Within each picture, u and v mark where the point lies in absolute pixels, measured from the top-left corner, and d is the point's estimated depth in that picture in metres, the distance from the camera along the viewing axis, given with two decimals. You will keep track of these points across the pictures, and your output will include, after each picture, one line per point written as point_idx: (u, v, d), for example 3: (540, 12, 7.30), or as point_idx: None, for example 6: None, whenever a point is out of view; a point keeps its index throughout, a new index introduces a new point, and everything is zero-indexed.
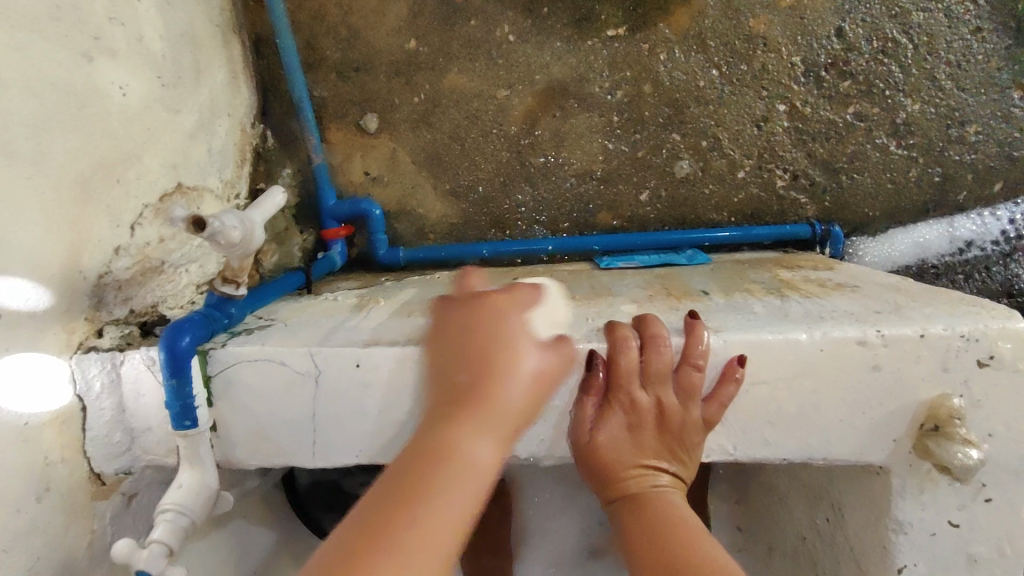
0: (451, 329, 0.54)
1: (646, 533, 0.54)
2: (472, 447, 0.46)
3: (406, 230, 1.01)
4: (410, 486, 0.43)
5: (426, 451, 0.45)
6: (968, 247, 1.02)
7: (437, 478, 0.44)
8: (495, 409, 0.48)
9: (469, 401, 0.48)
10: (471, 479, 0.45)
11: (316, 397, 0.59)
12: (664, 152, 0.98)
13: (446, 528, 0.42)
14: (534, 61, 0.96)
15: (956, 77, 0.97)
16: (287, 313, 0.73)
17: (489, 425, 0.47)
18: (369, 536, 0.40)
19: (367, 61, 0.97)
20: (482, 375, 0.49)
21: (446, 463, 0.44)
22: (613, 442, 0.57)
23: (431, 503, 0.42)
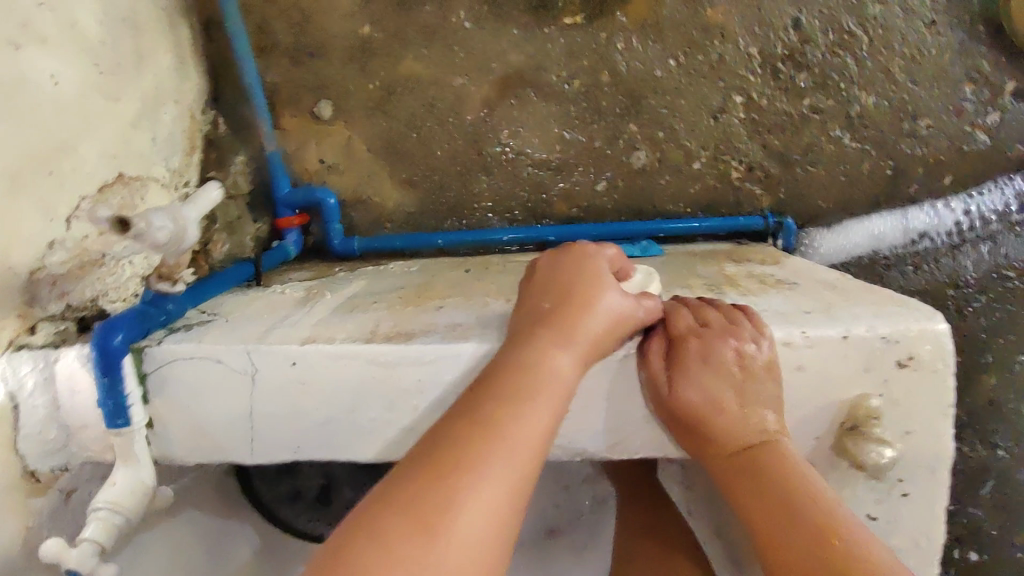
0: (545, 266, 0.60)
1: (762, 482, 0.54)
2: (559, 362, 0.52)
3: (362, 219, 1.00)
4: (499, 395, 0.50)
5: (519, 360, 0.52)
6: (920, 238, 1.04)
7: (522, 391, 0.50)
8: (581, 333, 0.54)
9: (551, 326, 0.54)
10: (558, 390, 0.51)
11: (255, 395, 0.59)
12: (621, 142, 0.98)
13: (538, 428, 0.49)
14: (489, 48, 0.95)
15: (909, 70, 0.98)
16: (231, 306, 0.73)
17: (574, 347, 0.53)
18: (471, 429, 0.47)
19: (319, 47, 0.95)
20: (573, 303, 0.55)
21: (536, 372, 0.51)
22: (696, 390, 0.56)
23: (526, 408, 0.49)
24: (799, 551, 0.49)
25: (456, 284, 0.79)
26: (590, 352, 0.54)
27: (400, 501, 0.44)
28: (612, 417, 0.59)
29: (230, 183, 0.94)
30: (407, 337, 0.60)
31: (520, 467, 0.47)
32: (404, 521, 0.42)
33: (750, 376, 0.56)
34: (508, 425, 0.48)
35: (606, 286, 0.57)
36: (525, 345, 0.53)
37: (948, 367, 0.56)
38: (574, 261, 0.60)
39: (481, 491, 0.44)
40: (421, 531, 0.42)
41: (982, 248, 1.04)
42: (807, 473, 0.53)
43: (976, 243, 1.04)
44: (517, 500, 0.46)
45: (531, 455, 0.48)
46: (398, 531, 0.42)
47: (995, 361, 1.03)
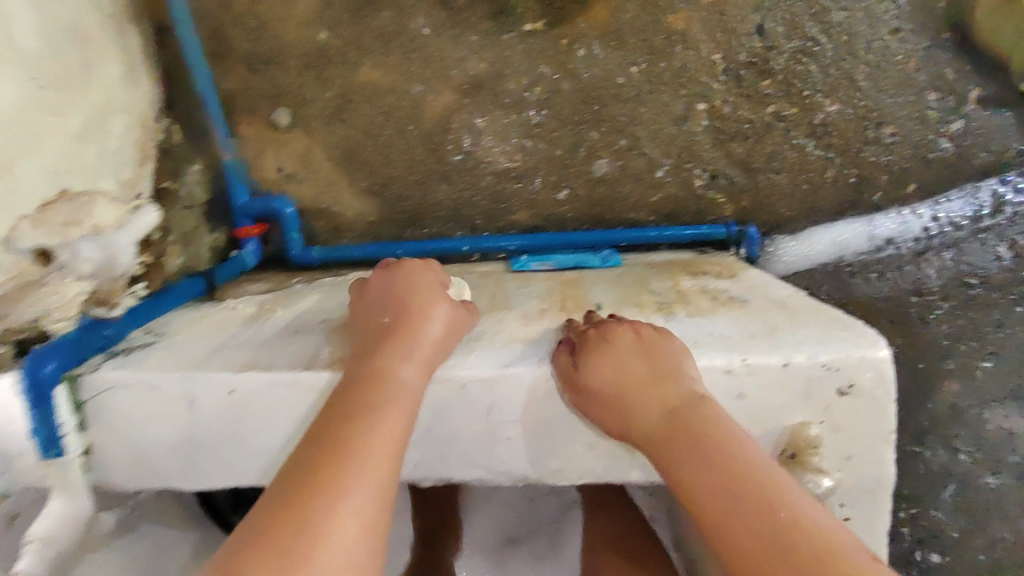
0: (372, 290, 0.65)
1: (696, 459, 0.50)
2: (401, 373, 0.55)
3: (323, 227, 1.00)
4: (351, 405, 0.52)
5: (360, 380, 0.54)
6: (886, 245, 1.04)
7: (373, 398, 0.53)
8: (417, 342, 0.57)
9: (390, 336, 0.58)
10: (405, 397, 0.54)
11: (193, 423, 0.59)
12: (583, 150, 0.98)
13: (388, 435, 0.51)
14: (449, 55, 0.94)
15: (873, 77, 0.97)
16: (179, 326, 0.72)
17: (415, 356, 0.56)
18: (326, 445, 0.50)
19: (276, 54, 0.94)
20: (404, 320, 0.59)
21: (381, 386, 0.54)
22: (607, 368, 0.56)
23: (374, 421, 0.51)
24: (736, 529, 0.45)
25: None
26: (432, 357, 0.58)
27: (260, 529, 0.45)
28: (556, 448, 0.60)
29: (185, 193, 0.92)
30: (347, 363, 0.59)
31: (379, 473, 0.49)
32: (261, 546, 0.44)
33: (656, 352, 0.57)
34: (356, 439, 0.50)
35: (434, 300, 0.62)
36: (368, 364, 0.56)
37: (888, 394, 0.56)
38: (409, 281, 0.64)
39: (338, 502, 0.46)
40: (277, 551, 0.43)
41: (946, 255, 1.04)
42: (737, 441, 0.50)
43: (940, 250, 1.04)
44: (376, 504, 0.48)
45: (385, 461, 0.50)
46: (257, 556, 0.43)
47: (958, 366, 1.04)
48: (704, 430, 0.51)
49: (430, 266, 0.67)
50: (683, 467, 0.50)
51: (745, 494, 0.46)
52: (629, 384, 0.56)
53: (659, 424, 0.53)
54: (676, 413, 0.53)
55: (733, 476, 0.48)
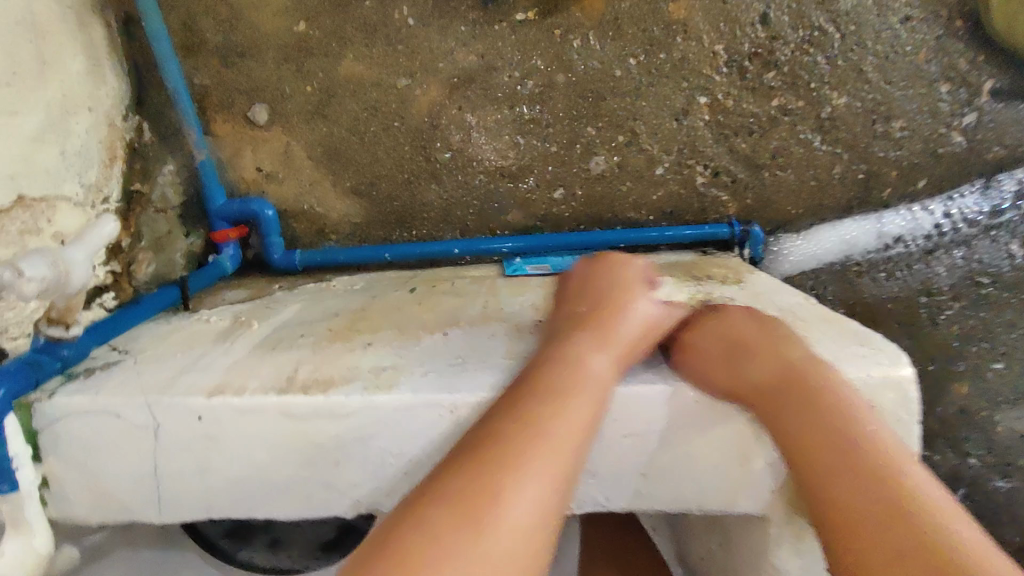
0: (576, 289, 0.63)
1: (813, 417, 0.49)
2: (596, 362, 0.52)
3: (305, 230, 0.95)
4: (538, 380, 0.50)
5: (557, 362, 0.52)
6: (894, 243, 1.00)
7: (557, 378, 0.50)
8: (614, 338, 0.55)
9: (584, 324, 0.57)
10: (598, 386, 0.51)
11: (158, 453, 0.54)
12: (580, 147, 0.93)
13: (579, 421, 0.48)
14: (436, 47, 0.88)
15: (883, 69, 0.92)
16: (148, 342, 0.67)
17: (608, 347, 0.54)
18: (512, 416, 0.47)
19: (252, 46, 0.88)
20: (606, 314, 0.58)
21: (572, 369, 0.51)
22: (717, 339, 0.57)
23: (568, 402, 0.48)
24: (851, 487, 0.45)
25: (395, 308, 0.74)
26: (627, 354, 0.55)
27: (442, 495, 0.42)
28: None
29: (158, 195, 0.86)
30: (326, 386, 0.55)
31: (557, 452, 0.45)
32: (454, 510, 0.41)
33: (772, 329, 0.57)
34: (549, 418, 0.47)
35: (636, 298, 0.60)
36: (563, 348, 0.54)
37: (911, 416, 0.53)
38: (611, 275, 0.63)
39: (520, 476, 0.43)
40: (470, 516, 0.40)
41: (956, 253, 1.00)
42: (860, 414, 0.49)
43: (950, 248, 1.00)
44: (561, 489, 0.45)
45: (574, 445, 0.46)
46: (444, 520, 0.40)
47: (970, 368, 0.99)
48: (826, 394, 0.50)
49: (634, 261, 0.66)
50: (801, 424, 0.49)
51: (867, 457, 0.46)
52: (749, 347, 0.55)
53: (778, 381, 0.52)
54: (803, 376, 0.51)
55: (847, 442, 0.47)
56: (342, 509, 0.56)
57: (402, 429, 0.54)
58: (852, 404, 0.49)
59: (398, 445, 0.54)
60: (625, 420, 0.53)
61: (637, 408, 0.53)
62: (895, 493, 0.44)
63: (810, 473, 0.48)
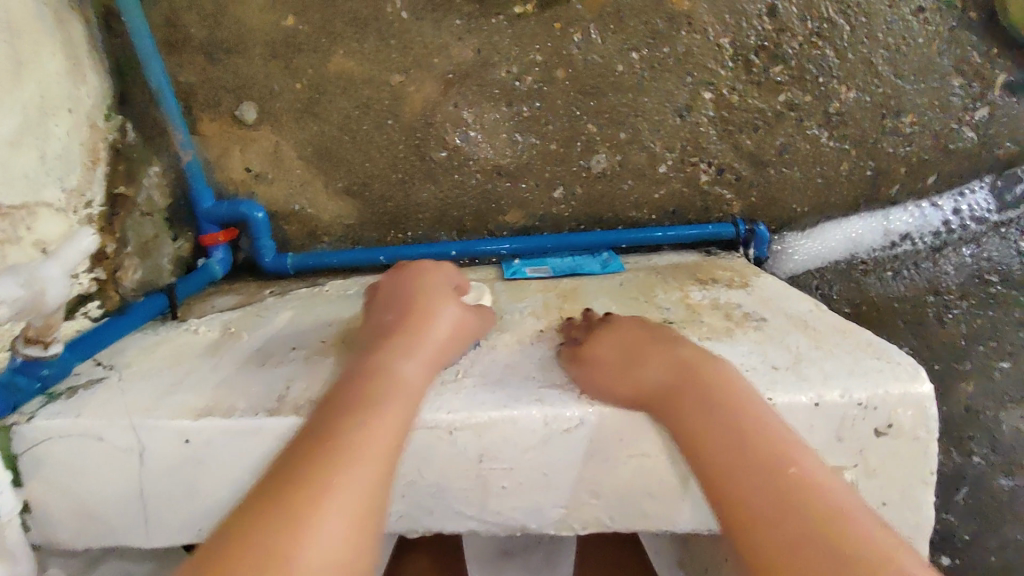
0: (385, 293, 0.62)
1: (710, 417, 0.49)
2: (404, 370, 0.52)
3: (297, 231, 0.92)
4: (347, 393, 0.49)
5: (358, 377, 0.51)
6: (901, 240, 0.98)
7: (370, 392, 0.49)
8: (423, 342, 0.54)
9: (395, 334, 0.55)
10: (407, 396, 0.50)
11: (144, 477, 0.52)
12: (579, 145, 0.90)
13: (393, 431, 0.47)
14: (430, 41, 0.85)
15: (893, 62, 0.89)
16: (134, 355, 0.64)
17: (416, 354, 0.53)
18: (320, 434, 0.46)
19: (238, 42, 0.84)
20: (409, 319, 0.56)
21: (380, 382, 0.50)
22: (614, 344, 0.56)
23: (375, 413, 0.47)
24: (757, 481, 0.45)
25: None
26: (436, 360, 0.55)
27: (272, 510, 0.41)
28: (565, 491, 0.53)
29: (144, 198, 0.83)
30: (320, 405, 0.52)
31: (369, 466, 0.44)
32: (260, 530, 0.40)
33: (664, 332, 0.57)
34: (356, 430, 0.46)
35: (441, 300, 0.59)
36: (366, 361, 0.52)
37: (929, 434, 0.51)
38: (412, 282, 0.62)
39: (334, 491, 0.42)
40: (292, 531, 0.40)
41: (964, 250, 0.98)
42: (743, 406, 0.49)
43: (958, 246, 0.98)
44: (372, 507, 0.43)
45: (383, 458, 0.46)
46: (265, 539, 0.39)
47: None
48: (716, 390, 0.50)
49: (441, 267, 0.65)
50: (701, 424, 0.49)
51: (752, 452, 0.46)
52: (641, 349, 0.55)
53: (666, 385, 0.51)
54: (676, 381, 0.51)
55: (743, 434, 0.47)
56: None
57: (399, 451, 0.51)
58: (747, 397, 0.50)
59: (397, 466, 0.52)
60: (631, 439, 0.52)
61: (627, 426, 0.51)
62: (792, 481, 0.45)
63: (712, 472, 0.48)
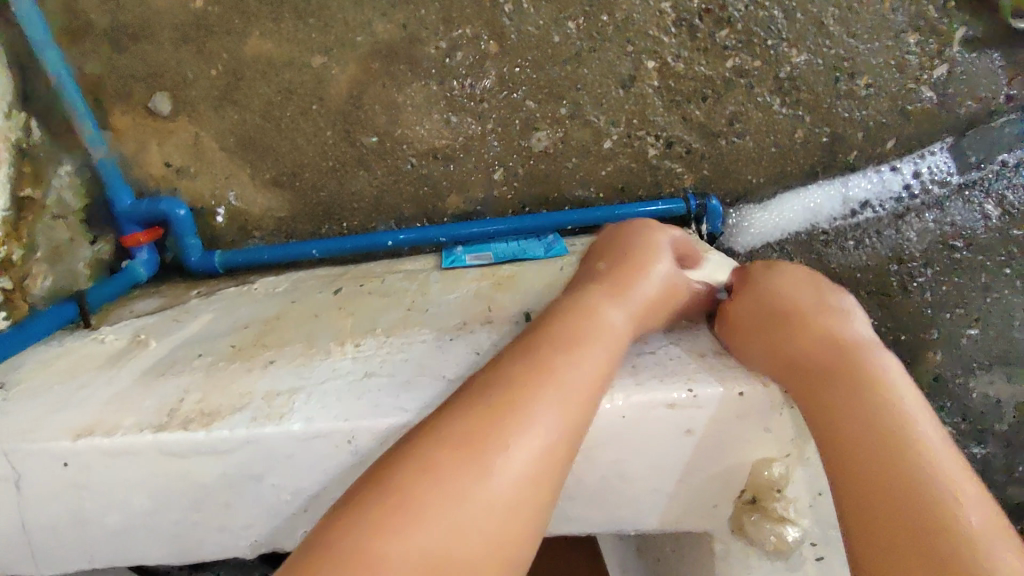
0: (603, 242, 0.58)
1: (854, 419, 0.44)
2: (612, 316, 0.49)
3: (226, 227, 0.88)
4: (534, 339, 0.46)
5: (572, 313, 0.49)
6: (862, 208, 0.93)
7: (570, 334, 0.46)
8: (634, 294, 0.51)
9: (617, 278, 0.53)
10: (612, 341, 0.48)
11: (25, 504, 0.48)
12: (518, 123, 0.85)
13: (592, 376, 0.45)
14: (351, 18, 0.80)
15: (845, 21, 0.85)
16: (29, 367, 0.60)
17: (625, 302, 0.51)
18: (530, 369, 0.44)
19: (144, 27, 0.80)
20: (625, 264, 0.53)
21: (587, 324, 0.48)
22: (760, 311, 0.52)
23: (577, 356, 0.45)
24: (883, 495, 0.41)
25: (311, 316, 0.67)
26: (642, 315, 0.51)
27: (451, 443, 0.40)
28: None
29: (54, 200, 0.78)
30: (210, 418, 0.49)
31: (565, 418, 0.42)
32: (455, 465, 0.39)
33: (825, 303, 0.52)
34: (564, 370, 0.44)
35: (658, 254, 0.55)
36: (577, 300, 0.50)
37: None
38: (637, 232, 0.57)
39: (525, 433, 0.40)
40: (480, 471, 0.39)
41: (927, 216, 0.92)
42: (910, 412, 0.43)
43: (921, 211, 0.92)
44: (551, 472, 0.41)
45: (581, 400, 0.43)
46: (446, 467, 0.38)
47: (941, 337, 0.91)
48: (867, 386, 0.45)
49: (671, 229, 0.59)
50: (842, 418, 0.44)
51: (902, 464, 0.41)
52: (791, 321, 0.50)
53: (813, 361, 0.47)
54: (837, 365, 0.46)
55: (888, 440, 0.42)
56: (241, 552, 0.51)
57: (295, 463, 0.47)
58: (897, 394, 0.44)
59: (296, 482, 0.48)
60: None
61: None
62: (940, 513, 0.39)
63: (849, 473, 0.43)
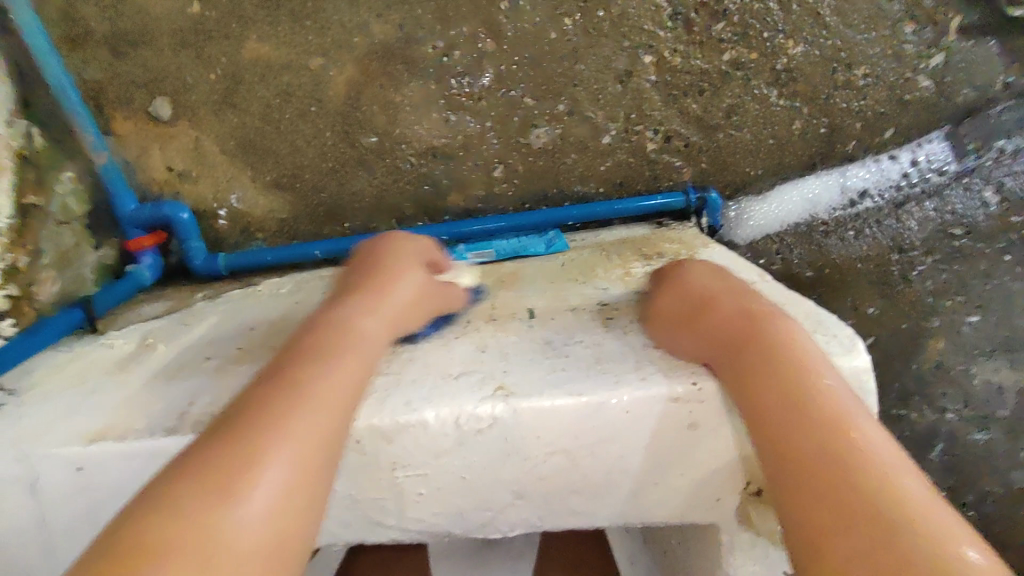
0: (358, 256, 0.57)
1: (761, 394, 0.44)
2: (365, 323, 0.49)
3: (230, 230, 0.89)
4: (299, 346, 0.45)
5: (322, 324, 0.47)
6: (861, 198, 0.93)
7: (323, 343, 0.45)
8: (387, 300, 0.52)
9: (363, 289, 0.52)
10: (364, 349, 0.47)
11: (42, 508, 0.49)
12: (517, 121, 0.85)
13: (354, 378, 0.44)
14: (348, 19, 0.80)
15: (841, 11, 0.85)
16: (42, 372, 0.61)
17: (379, 310, 0.50)
18: (276, 380, 0.41)
19: (143, 32, 0.80)
20: (375, 277, 0.53)
21: (342, 332, 0.46)
22: (680, 298, 0.53)
23: (336, 361, 0.44)
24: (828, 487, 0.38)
25: None
26: (397, 321, 0.52)
27: (203, 456, 0.36)
28: (484, 492, 0.50)
29: (58, 206, 0.78)
30: None
31: (326, 416, 0.41)
32: (202, 477, 0.35)
33: (733, 284, 0.53)
34: (316, 376, 0.42)
35: (408, 266, 0.56)
36: (324, 312, 0.49)
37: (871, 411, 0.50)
38: (391, 246, 0.58)
39: (288, 436, 0.38)
40: (226, 482, 0.35)
41: (927, 205, 0.92)
42: (817, 368, 0.44)
43: (920, 200, 0.93)
44: (313, 479, 0.39)
45: (344, 404, 0.42)
46: (194, 487, 0.34)
47: (943, 324, 0.91)
48: (779, 349, 0.45)
49: (417, 240, 0.61)
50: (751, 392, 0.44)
51: (825, 443, 0.40)
52: (705, 309, 0.50)
53: (728, 342, 0.47)
54: (751, 334, 0.46)
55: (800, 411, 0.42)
56: None
57: None
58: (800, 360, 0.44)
59: None
60: (551, 437, 0.47)
61: (546, 425, 0.47)
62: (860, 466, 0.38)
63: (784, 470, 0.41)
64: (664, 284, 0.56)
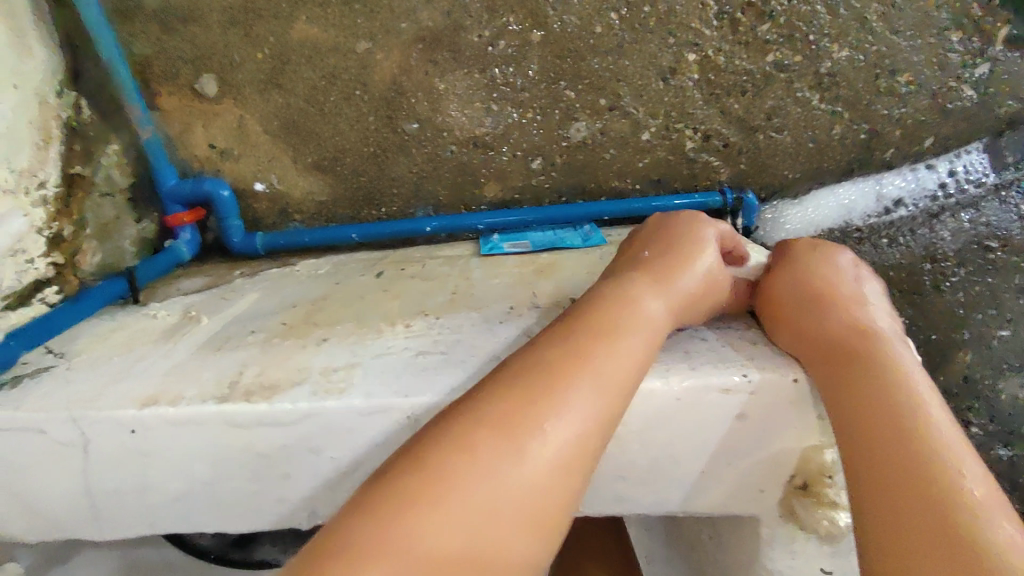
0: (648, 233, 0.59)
1: (873, 393, 0.44)
2: (652, 305, 0.49)
3: (266, 210, 0.90)
4: (585, 318, 0.47)
5: (609, 300, 0.49)
6: (896, 206, 0.93)
7: (612, 320, 0.46)
8: (674, 286, 0.52)
9: (652, 269, 0.53)
10: (652, 330, 0.48)
11: (90, 470, 0.50)
12: (559, 113, 0.86)
13: (630, 364, 0.45)
14: (397, 4, 0.81)
15: (888, 17, 0.84)
16: (86, 341, 0.61)
17: (667, 292, 0.51)
18: (546, 356, 0.43)
19: (193, 9, 0.81)
20: (671, 260, 0.54)
21: (628, 309, 0.48)
22: (794, 286, 0.54)
23: (616, 343, 0.45)
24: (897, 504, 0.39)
25: (357, 297, 0.67)
26: (682, 306, 0.51)
27: (482, 417, 0.39)
28: None
29: (102, 178, 0.79)
30: (271, 391, 0.50)
31: (602, 397, 0.42)
32: (495, 437, 0.38)
33: (860, 294, 0.53)
34: (602, 356, 0.44)
35: (701, 251, 0.56)
36: (617, 287, 0.50)
37: None
38: (683, 224, 0.58)
39: (563, 411, 0.40)
40: (503, 451, 0.38)
41: (963, 216, 0.92)
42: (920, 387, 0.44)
43: (956, 211, 0.92)
44: (580, 462, 0.40)
45: (617, 390, 0.43)
46: (492, 443, 0.38)
47: (972, 337, 0.90)
48: (890, 366, 0.46)
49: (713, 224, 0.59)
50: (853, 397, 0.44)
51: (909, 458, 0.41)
52: (822, 301, 0.51)
53: (840, 340, 0.48)
54: (870, 342, 0.47)
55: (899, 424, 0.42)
56: (298, 522, 0.52)
57: (354, 438, 0.48)
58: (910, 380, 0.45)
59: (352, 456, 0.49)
60: None
61: None
62: (945, 489, 0.39)
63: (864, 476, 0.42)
64: (772, 277, 0.56)
